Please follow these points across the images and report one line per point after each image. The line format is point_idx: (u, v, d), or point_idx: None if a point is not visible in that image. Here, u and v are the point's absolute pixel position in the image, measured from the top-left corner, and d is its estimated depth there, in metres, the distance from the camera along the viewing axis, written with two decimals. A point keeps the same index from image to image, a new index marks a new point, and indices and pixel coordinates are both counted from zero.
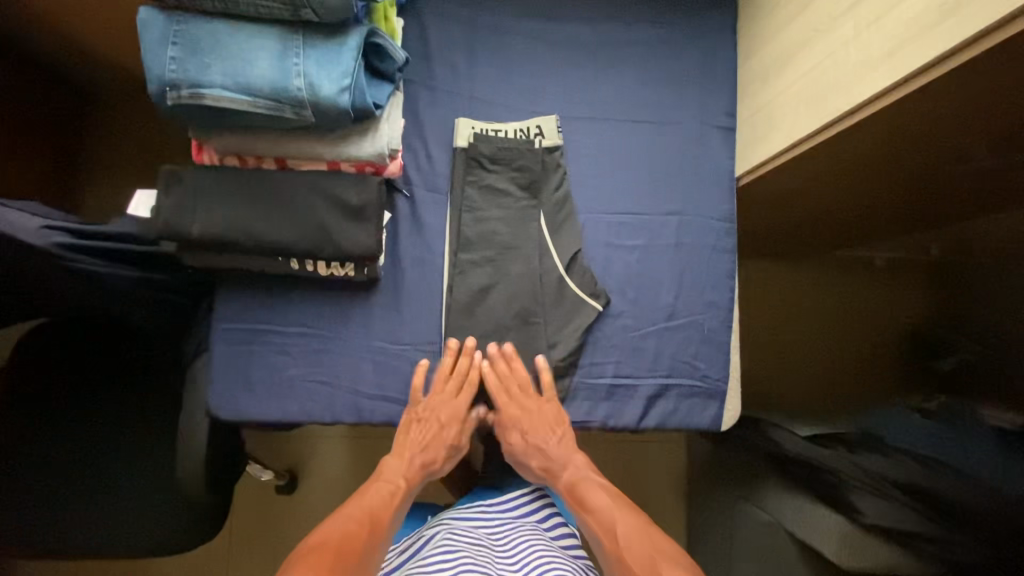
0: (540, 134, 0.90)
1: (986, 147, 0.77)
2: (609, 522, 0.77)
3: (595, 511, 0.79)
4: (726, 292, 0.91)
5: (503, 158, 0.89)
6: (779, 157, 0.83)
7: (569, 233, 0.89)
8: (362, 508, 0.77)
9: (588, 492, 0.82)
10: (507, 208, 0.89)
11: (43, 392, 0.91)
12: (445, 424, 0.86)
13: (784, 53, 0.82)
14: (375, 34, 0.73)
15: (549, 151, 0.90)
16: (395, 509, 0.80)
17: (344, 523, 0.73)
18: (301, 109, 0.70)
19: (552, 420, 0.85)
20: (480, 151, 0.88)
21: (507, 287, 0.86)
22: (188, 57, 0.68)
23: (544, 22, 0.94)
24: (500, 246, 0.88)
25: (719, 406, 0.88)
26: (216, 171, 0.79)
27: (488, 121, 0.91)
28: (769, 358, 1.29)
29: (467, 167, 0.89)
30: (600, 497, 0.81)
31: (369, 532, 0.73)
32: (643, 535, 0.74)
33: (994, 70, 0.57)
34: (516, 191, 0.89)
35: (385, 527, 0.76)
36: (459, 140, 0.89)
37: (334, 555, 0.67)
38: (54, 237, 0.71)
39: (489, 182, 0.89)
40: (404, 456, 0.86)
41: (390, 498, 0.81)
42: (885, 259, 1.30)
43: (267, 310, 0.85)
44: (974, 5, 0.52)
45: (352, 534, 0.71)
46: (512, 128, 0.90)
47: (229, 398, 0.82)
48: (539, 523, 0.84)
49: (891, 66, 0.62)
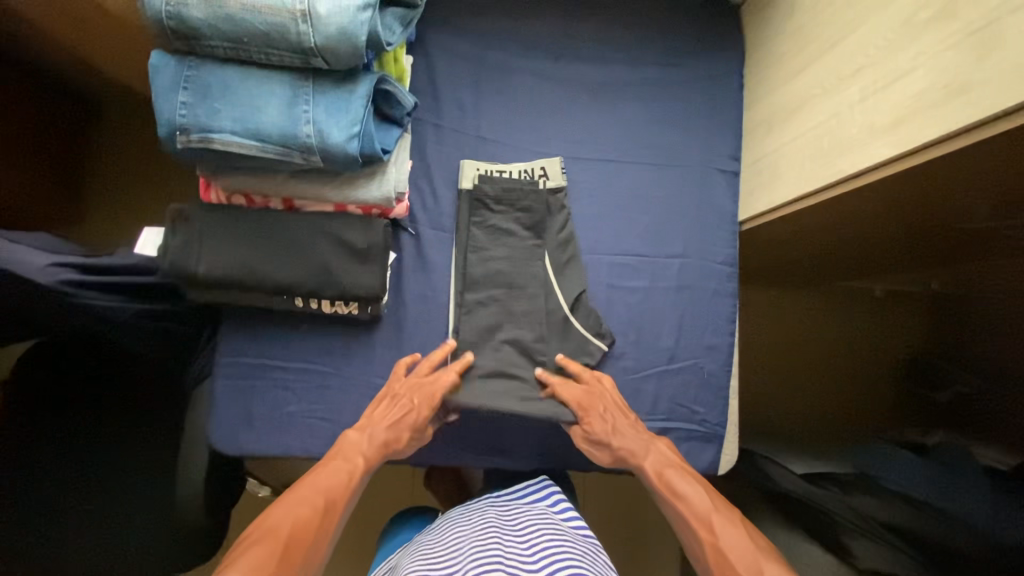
0: (545, 176, 0.90)
1: (990, 212, 0.78)
2: (705, 512, 0.69)
3: (687, 500, 0.71)
4: (726, 335, 0.92)
5: (507, 197, 0.89)
6: (785, 207, 0.84)
7: (573, 274, 0.89)
8: (315, 488, 0.69)
9: (676, 480, 0.74)
10: (512, 247, 0.88)
11: (35, 421, 0.90)
12: (415, 410, 0.78)
13: (792, 105, 0.83)
14: (385, 81, 0.74)
15: (553, 193, 0.90)
16: (351, 494, 0.72)
17: (299, 504, 0.66)
18: (309, 154, 0.71)
19: (625, 409, 0.83)
20: (484, 192, 0.89)
21: (513, 326, 0.86)
22: (198, 103, 0.69)
23: (553, 62, 0.94)
24: (507, 285, 0.87)
25: (716, 450, 0.89)
26: (227, 212, 0.79)
27: (492, 161, 0.91)
28: (773, 392, 1.28)
29: (473, 208, 0.89)
30: (690, 485, 0.73)
31: (321, 520, 0.66)
32: (738, 528, 0.66)
33: (997, 152, 0.57)
34: (521, 231, 0.89)
35: (338, 515, 0.69)
36: (465, 182, 0.89)
37: (281, 551, 0.61)
38: (60, 275, 0.71)
39: (494, 222, 0.89)
40: (367, 433, 0.77)
41: (345, 481, 0.72)
42: (884, 289, 1.26)
43: (269, 344, 0.85)
44: (980, 89, 0.53)
45: (304, 520, 0.65)
46: (517, 168, 0.90)
47: (232, 431, 0.83)
48: (549, 507, 0.76)
49: (897, 136, 0.63)
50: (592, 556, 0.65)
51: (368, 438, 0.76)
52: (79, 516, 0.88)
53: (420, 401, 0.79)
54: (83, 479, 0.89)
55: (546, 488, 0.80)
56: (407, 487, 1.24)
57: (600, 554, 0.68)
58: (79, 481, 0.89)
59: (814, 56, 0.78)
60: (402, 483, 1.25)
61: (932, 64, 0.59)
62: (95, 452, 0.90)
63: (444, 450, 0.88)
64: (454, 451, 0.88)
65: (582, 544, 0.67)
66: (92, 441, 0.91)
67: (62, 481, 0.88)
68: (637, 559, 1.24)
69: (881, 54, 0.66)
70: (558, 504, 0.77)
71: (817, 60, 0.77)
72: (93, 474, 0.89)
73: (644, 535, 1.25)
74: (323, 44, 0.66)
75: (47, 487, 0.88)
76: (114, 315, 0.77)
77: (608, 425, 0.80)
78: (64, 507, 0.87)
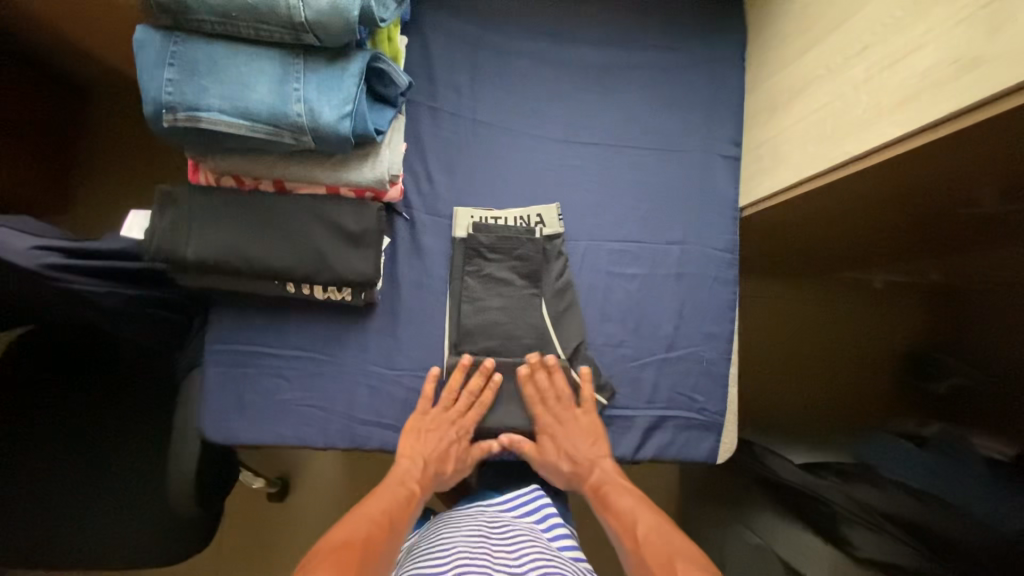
0: (541, 223, 0.88)
1: (995, 196, 0.76)
2: (636, 525, 0.72)
3: (619, 513, 0.76)
4: (727, 324, 0.90)
5: (503, 247, 0.86)
6: (787, 192, 0.82)
7: (571, 324, 0.87)
8: (378, 508, 0.71)
9: (612, 494, 0.78)
10: (509, 297, 0.86)
11: (23, 409, 0.88)
12: (458, 440, 0.82)
13: (795, 87, 0.81)
14: (378, 59, 0.72)
15: (550, 239, 0.88)
16: (410, 517, 0.73)
17: (363, 521, 0.67)
18: (300, 134, 0.69)
19: (596, 428, 0.83)
20: (479, 241, 0.86)
21: (508, 376, 0.85)
22: (185, 80, 0.67)
23: (550, 43, 0.92)
24: (504, 335, 0.85)
25: (715, 439, 0.88)
26: (215, 195, 0.77)
27: (488, 207, 0.88)
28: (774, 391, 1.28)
29: (466, 257, 0.86)
30: (624, 500, 0.77)
31: (387, 533, 0.67)
32: (664, 532, 0.70)
33: (1004, 132, 0.56)
34: (517, 279, 0.87)
35: (400, 531, 0.70)
36: (459, 230, 0.87)
37: (360, 549, 0.62)
38: (45, 258, 0.68)
39: (489, 271, 0.86)
40: (417, 459, 0.79)
41: (402, 503, 0.74)
42: (885, 282, 1.24)
43: (261, 331, 0.83)
44: (988, 65, 0.52)
45: (374, 533, 0.66)
46: (512, 215, 0.88)
47: (222, 419, 0.81)
48: (536, 524, 0.76)
49: (902, 117, 0.62)
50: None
51: (416, 461, 0.79)
52: (66, 506, 0.86)
53: (460, 434, 0.82)
54: (71, 468, 0.87)
55: (536, 500, 0.80)
56: None
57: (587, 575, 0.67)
58: (70, 470, 0.87)
59: (817, 37, 0.77)
60: None
61: (939, 40, 0.57)
62: (86, 440, 0.88)
63: None
64: None
65: (571, 564, 0.66)
66: (83, 429, 0.89)
67: (51, 470, 0.87)
68: None
69: (887, 32, 0.64)
70: (544, 520, 0.76)
71: (821, 40, 0.76)
72: (81, 464, 0.88)
73: None
74: (314, 18, 0.65)
75: (34, 476, 0.86)
76: (101, 301, 0.75)
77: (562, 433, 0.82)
78: (52, 497, 0.86)
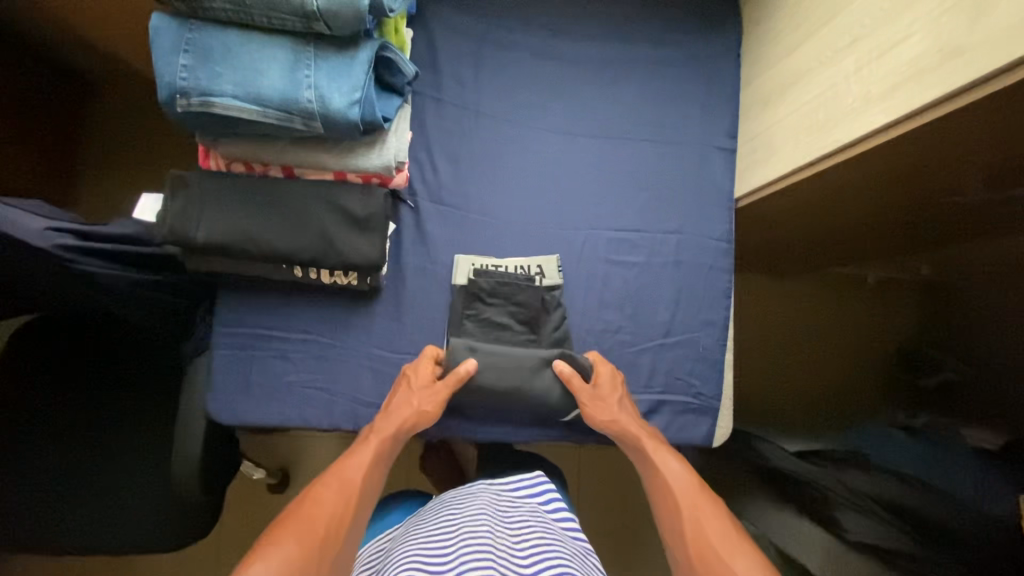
0: (540, 274, 0.89)
1: (984, 183, 0.78)
2: (685, 487, 0.72)
3: (669, 474, 0.75)
4: (722, 311, 0.92)
5: (503, 294, 0.88)
6: (781, 181, 0.84)
7: None
8: (339, 469, 0.72)
9: (662, 455, 0.78)
10: (506, 342, 0.88)
11: (31, 392, 0.89)
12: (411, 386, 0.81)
13: (788, 80, 0.84)
14: (386, 48, 0.75)
15: (549, 290, 0.89)
16: (373, 473, 0.73)
17: (322, 487, 0.68)
18: (310, 120, 0.71)
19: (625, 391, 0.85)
20: (479, 286, 0.87)
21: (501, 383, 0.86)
22: (199, 65, 0.69)
23: (551, 37, 0.95)
24: None
25: (711, 423, 0.90)
26: (224, 179, 0.79)
27: (488, 255, 0.89)
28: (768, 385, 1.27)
29: (466, 302, 0.87)
30: (673, 465, 0.76)
31: (340, 493, 0.68)
32: (718, 513, 0.68)
33: (992, 115, 0.58)
34: (515, 325, 0.89)
35: (358, 489, 0.70)
36: (459, 277, 0.88)
37: (307, 522, 0.62)
38: (57, 239, 0.69)
39: (488, 316, 0.88)
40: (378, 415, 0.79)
41: (363, 460, 0.74)
42: (876, 278, 1.28)
43: (269, 315, 0.85)
44: (970, 52, 0.55)
45: (325, 497, 0.67)
46: (512, 263, 0.89)
47: (229, 401, 0.82)
48: (540, 506, 0.75)
49: (891, 104, 0.64)
50: (581, 557, 0.64)
51: (390, 416, 0.79)
52: (73, 488, 0.87)
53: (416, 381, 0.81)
54: (78, 451, 0.88)
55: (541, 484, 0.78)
56: (402, 469, 1.24)
57: (589, 556, 0.66)
58: (78, 451, 0.88)
59: (809, 32, 0.79)
60: (398, 465, 1.24)
61: (925, 30, 0.60)
62: (93, 423, 0.90)
63: (442, 422, 0.87)
64: (452, 424, 0.87)
65: (572, 547, 0.65)
66: (90, 412, 0.90)
67: (58, 452, 0.88)
68: (626, 556, 1.25)
69: (875, 25, 0.67)
70: (549, 502, 0.75)
71: (813, 34, 0.79)
72: (88, 447, 0.89)
73: (636, 520, 1.26)
74: (326, 7, 0.67)
75: (42, 457, 0.87)
76: (110, 283, 0.75)
77: (612, 392, 0.83)
78: (59, 479, 0.87)
